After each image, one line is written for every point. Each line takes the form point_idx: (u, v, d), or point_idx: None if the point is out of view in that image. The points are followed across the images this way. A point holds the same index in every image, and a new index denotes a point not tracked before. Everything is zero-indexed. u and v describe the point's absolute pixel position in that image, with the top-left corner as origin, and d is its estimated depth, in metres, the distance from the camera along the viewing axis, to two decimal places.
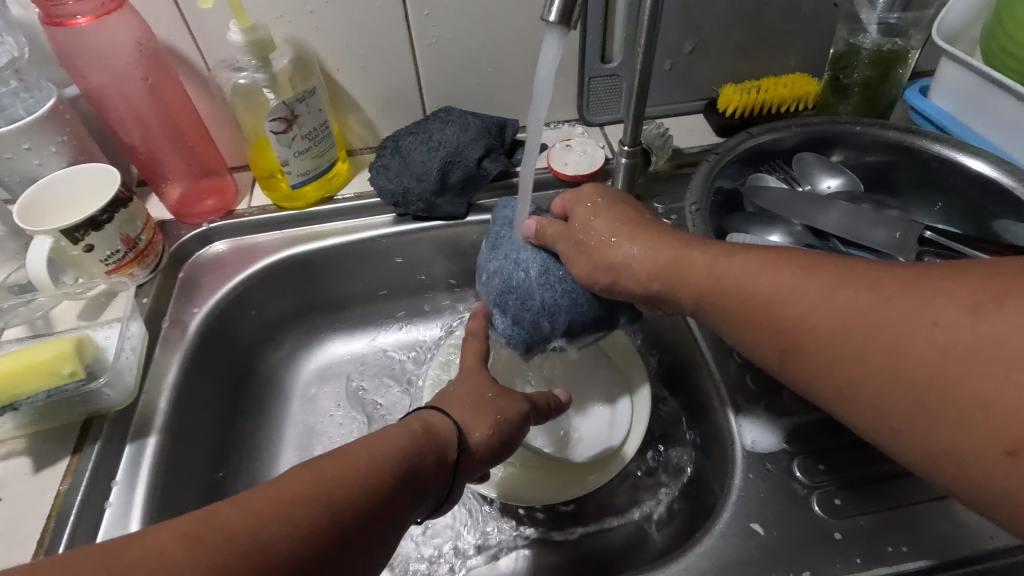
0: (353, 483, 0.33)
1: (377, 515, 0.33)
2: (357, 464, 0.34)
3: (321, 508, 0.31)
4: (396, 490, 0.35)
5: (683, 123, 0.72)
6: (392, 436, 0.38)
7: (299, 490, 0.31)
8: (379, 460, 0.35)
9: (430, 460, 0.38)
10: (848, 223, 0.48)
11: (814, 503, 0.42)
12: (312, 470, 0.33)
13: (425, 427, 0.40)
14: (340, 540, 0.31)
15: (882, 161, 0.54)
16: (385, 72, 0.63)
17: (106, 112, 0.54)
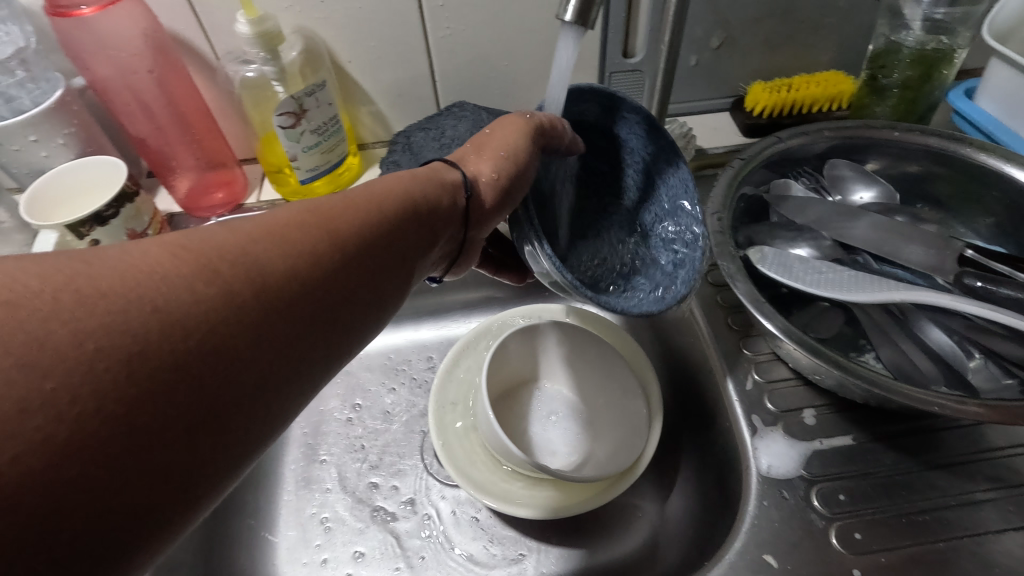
0: (282, 281, 0.26)
1: (308, 303, 0.27)
2: (285, 248, 0.27)
3: (229, 308, 0.24)
4: (338, 288, 0.29)
5: (707, 121, 0.68)
6: (327, 210, 0.30)
7: (215, 263, 0.24)
8: (312, 249, 0.28)
9: (382, 258, 0.31)
10: (880, 237, 0.45)
11: (831, 536, 0.40)
12: (232, 237, 0.26)
13: (383, 215, 0.32)
14: (261, 347, 0.25)
15: (921, 171, 0.50)
16: (397, 64, 0.61)
17: (113, 103, 0.54)
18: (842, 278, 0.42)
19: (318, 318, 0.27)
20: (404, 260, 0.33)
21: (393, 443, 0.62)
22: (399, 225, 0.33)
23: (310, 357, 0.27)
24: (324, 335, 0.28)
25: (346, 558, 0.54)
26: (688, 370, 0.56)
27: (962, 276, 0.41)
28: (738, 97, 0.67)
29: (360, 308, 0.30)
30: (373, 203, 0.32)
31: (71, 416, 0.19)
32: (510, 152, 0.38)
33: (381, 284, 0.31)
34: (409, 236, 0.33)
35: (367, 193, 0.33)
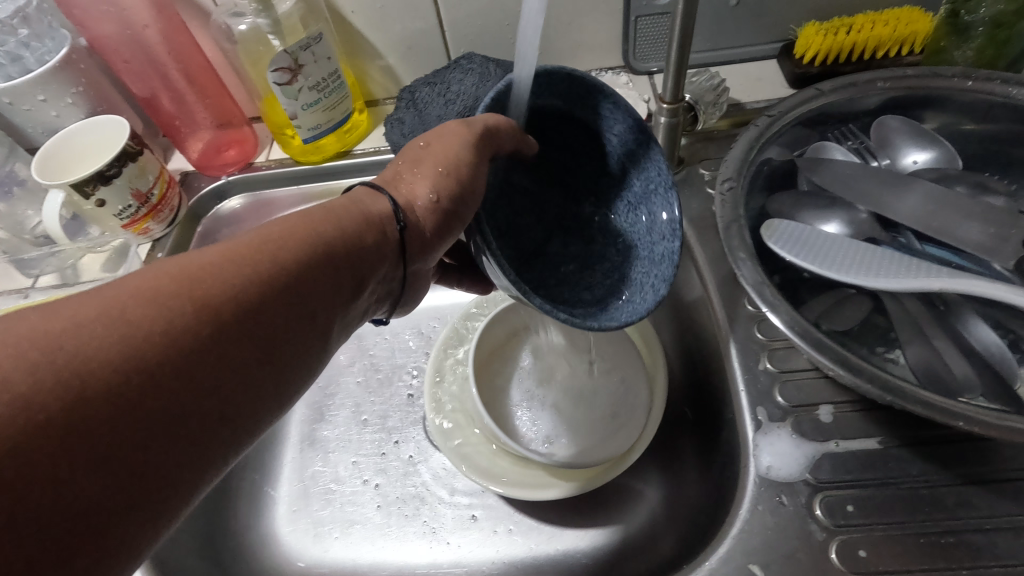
0: (121, 372, 0.21)
1: (168, 402, 0.22)
2: (123, 330, 0.22)
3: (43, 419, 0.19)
4: (213, 375, 0.24)
5: (749, 71, 0.60)
6: (194, 272, 0.24)
7: (6, 372, 0.19)
8: (172, 331, 0.23)
9: (279, 324, 0.26)
10: (930, 211, 0.38)
11: (832, 551, 0.35)
12: (42, 327, 0.21)
13: (281, 263, 0.27)
14: (97, 476, 0.20)
15: (996, 131, 0.42)
16: (402, 12, 0.57)
17: (112, 61, 0.54)
18: (869, 260, 0.36)
19: (184, 418, 0.23)
20: (314, 321, 0.28)
21: (397, 409, 0.61)
22: (303, 271, 0.28)
23: (182, 467, 0.22)
24: (200, 436, 0.23)
25: (342, 519, 0.55)
26: (701, 351, 0.51)
27: None
28: (788, 42, 0.59)
29: (251, 395, 0.25)
30: (267, 254, 0.27)
31: None
32: (449, 166, 0.33)
33: (281, 357, 0.26)
34: (319, 281, 0.28)
35: (259, 240, 0.27)
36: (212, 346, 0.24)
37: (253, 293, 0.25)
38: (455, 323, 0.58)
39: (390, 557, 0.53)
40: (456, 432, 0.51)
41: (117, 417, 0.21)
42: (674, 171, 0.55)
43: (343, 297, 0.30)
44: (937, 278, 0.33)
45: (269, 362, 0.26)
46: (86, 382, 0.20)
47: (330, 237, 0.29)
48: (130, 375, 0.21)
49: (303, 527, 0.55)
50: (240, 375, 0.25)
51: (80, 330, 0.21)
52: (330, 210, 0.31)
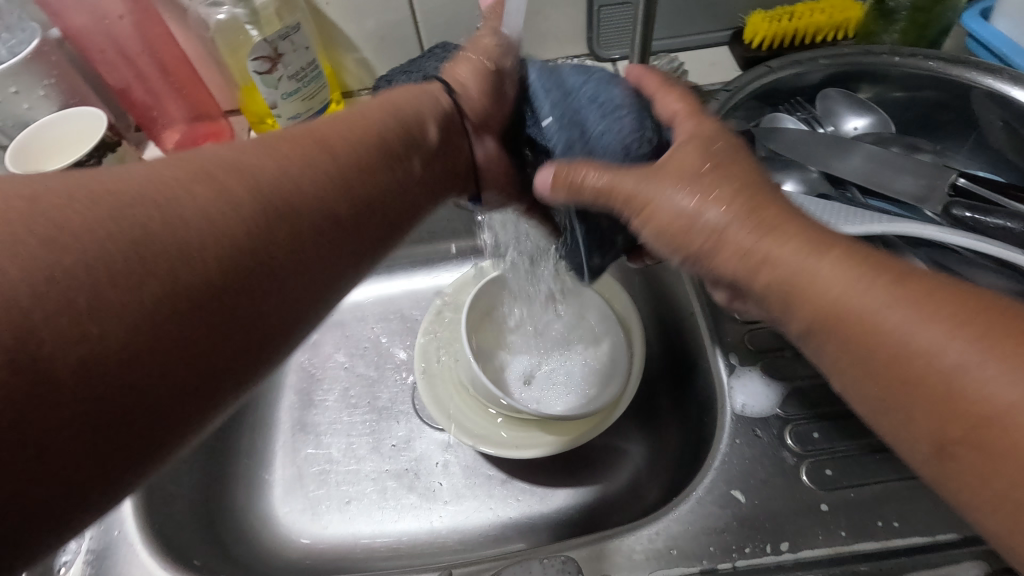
0: (291, 189, 0.29)
1: (293, 263, 0.29)
2: (298, 159, 0.30)
3: (247, 218, 0.27)
4: (265, 263, 0.27)
5: (704, 57, 0.65)
6: (323, 133, 0.33)
7: (208, 170, 0.27)
8: (308, 180, 0.30)
9: (325, 234, 0.30)
10: (870, 169, 0.43)
11: (802, 473, 0.40)
12: (241, 153, 0.29)
13: (380, 124, 0.36)
14: (172, 349, 0.24)
15: (920, 99, 0.48)
16: (375, 5, 0.59)
17: (89, 52, 0.54)
18: (824, 210, 0.41)
19: (226, 301, 0.26)
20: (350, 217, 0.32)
21: (386, 389, 0.63)
22: (387, 131, 0.36)
23: (232, 351, 0.26)
24: (243, 327, 0.26)
25: (339, 497, 0.57)
26: (674, 314, 0.56)
27: (949, 206, 0.39)
28: (737, 29, 0.64)
29: (333, 256, 0.31)
30: (369, 125, 0.35)
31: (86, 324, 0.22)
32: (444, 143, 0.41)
33: (309, 254, 0.29)
34: (342, 177, 0.32)
35: (298, 144, 0.31)
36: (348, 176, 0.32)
37: (368, 147, 0.34)
38: (440, 301, 0.61)
39: (388, 527, 0.54)
40: (454, 404, 0.53)
41: (280, 251, 0.28)
42: None
43: (417, 170, 0.37)
44: (881, 222, 0.38)
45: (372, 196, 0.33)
46: (276, 194, 0.28)
47: (398, 120, 0.37)
48: (292, 201, 0.29)
49: (301, 507, 0.56)
50: (352, 203, 0.32)
51: (273, 147, 0.30)
52: (359, 113, 0.36)
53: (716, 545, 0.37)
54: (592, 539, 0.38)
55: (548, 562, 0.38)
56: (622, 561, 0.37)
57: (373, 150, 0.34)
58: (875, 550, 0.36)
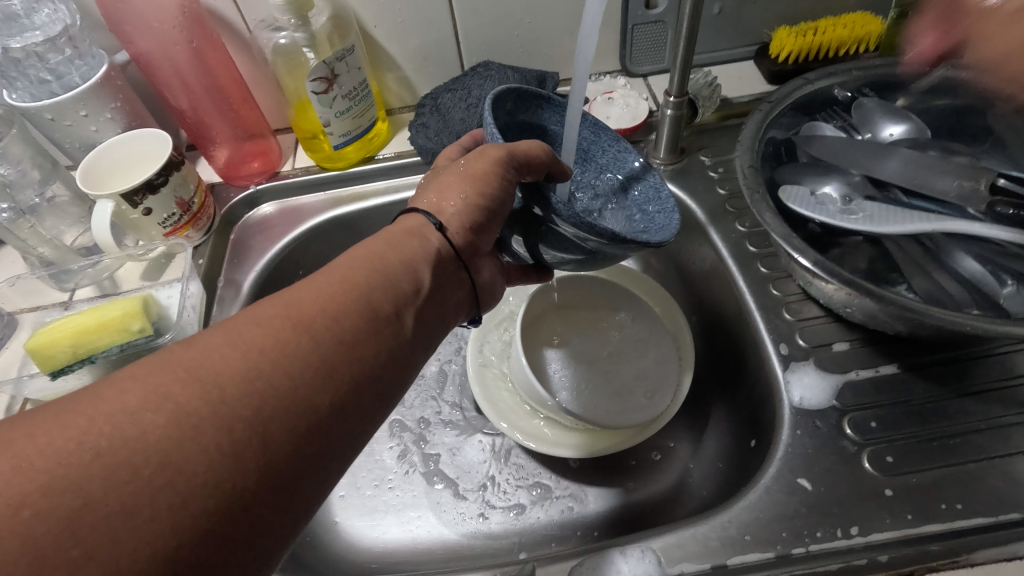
0: (266, 402, 0.26)
1: (281, 482, 0.26)
2: (274, 364, 0.27)
3: (213, 446, 0.25)
4: (333, 393, 0.29)
5: (732, 70, 0.68)
6: (299, 310, 0.30)
7: (185, 389, 0.25)
8: (289, 366, 0.28)
9: (308, 440, 0.27)
10: (912, 172, 0.45)
11: (864, 460, 0.41)
12: (220, 360, 0.27)
13: (367, 280, 0.32)
14: (262, 487, 0.26)
15: (949, 106, 0.51)
16: (422, 26, 0.62)
17: (155, 76, 0.56)
18: (876, 210, 0.44)
19: (310, 431, 0.28)
20: (409, 328, 0.33)
21: (434, 398, 0.64)
22: (370, 283, 0.32)
23: (316, 467, 0.28)
24: (331, 442, 0.28)
25: (395, 503, 0.58)
26: (719, 316, 0.58)
27: (993, 204, 0.42)
28: (763, 44, 0.67)
29: (324, 458, 0.28)
30: (356, 285, 0.32)
31: None
32: (481, 200, 0.36)
33: (374, 380, 0.30)
34: (400, 308, 0.33)
35: (272, 333, 0.28)
36: (334, 365, 0.29)
37: (363, 320, 0.31)
38: (490, 306, 0.63)
39: (443, 533, 0.55)
40: (507, 406, 0.56)
41: (269, 476, 0.26)
42: (678, 159, 0.62)
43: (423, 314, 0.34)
44: (928, 221, 0.41)
45: (360, 376, 0.30)
46: (253, 406, 0.26)
47: (392, 261, 0.34)
48: (268, 412, 0.26)
49: (359, 513, 0.57)
50: (334, 391, 0.29)
51: (259, 347, 0.28)
52: (387, 245, 0.35)
53: (787, 531, 0.39)
54: (667, 529, 0.40)
55: (629, 553, 0.39)
56: (698, 549, 0.39)
57: (421, 292, 0.34)
58: (941, 531, 0.38)
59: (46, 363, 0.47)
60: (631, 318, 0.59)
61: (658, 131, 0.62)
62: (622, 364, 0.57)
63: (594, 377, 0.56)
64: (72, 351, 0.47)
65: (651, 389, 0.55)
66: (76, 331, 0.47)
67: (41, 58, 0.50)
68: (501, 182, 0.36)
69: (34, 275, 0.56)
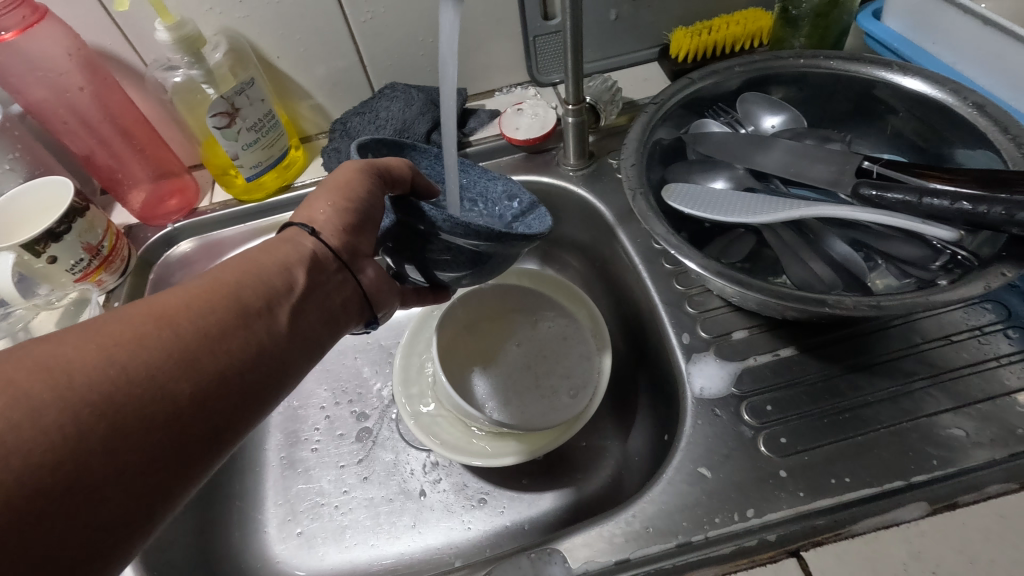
0: (125, 386, 0.27)
1: (136, 465, 0.27)
2: (138, 351, 0.28)
3: (62, 423, 0.25)
4: (194, 383, 0.30)
5: (637, 73, 0.70)
6: (165, 307, 0.31)
7: (41, 371, 0.26)
8: (151, 352, 0.29)
9: (167, 428, 0.28)
10: (789, 161, 0.47)
11: (760, 444, 0.43)
12: (80, 348, 0.27)
13: (238, 280, 0.34)
14: (111, 470, 0.26)
15: (827, 94, 0.53)
16: (325, 54, 0.63)
17: (51, 124, 0.56)
18: (753, 201, 0.45)
19: (168, 420, 0.28)
20: (284, 326, 0.34)
21: (370, 420, 0.64)
22: (242, 282, 0.34)
23: (176, 457, 0.29)
24: (192, 432, 0.29)
25: (332, 528, 0.57)
26: (636, 316, 0.59)
27: (858, 186, 0.43)
28: (664, 45, 0.69)
29: (184, 448, 0.29)
30: (225, 286, 0.33)
31: None
32: (349, 202, 0.38)
33: (240, 374, 0.32)
34: (272, 303, 0.34)
35: (135, 325, 0.29)
36: (199, 355, 0.30)
37: (233, 313, 0.32)
38: (416, 324, 0.63)
39: (380, 554, 0.55)
40: (435, 421, 0.56)
41: (121, 457, 0.27)
42: (588, 164, 0.63)
43: (300, 310, 0.35)
44: (799, 208, 0.43)
45: (227, 366, 0.31)
46: (110, 388, 0.27)
47: (267, 264, 0.35)
48: (123, 394, 0.27)
49: (296, 542, 0.57)
50: (198, 380, 0.30)
51: (121, 336, 0.29)
52: (261, 252, 0.36)
53: (688, 521, 0.40)
54: (575, 530, 0.41)
55: (536, 555, 0.40)
56: (603, 546, 0.40)
57: (294, 289, 0.35)
58: (831, 505, 0.39)
59: None
60: (551, 318, 0.60)
61: (565, 139, 0.63)
62: (544, 363, 0.58)
63: (517, 379, 0.57)
64: None
65: (570, 380, 0.56)
66: None
67: None
68: (365, 185, 0.39)
69: None
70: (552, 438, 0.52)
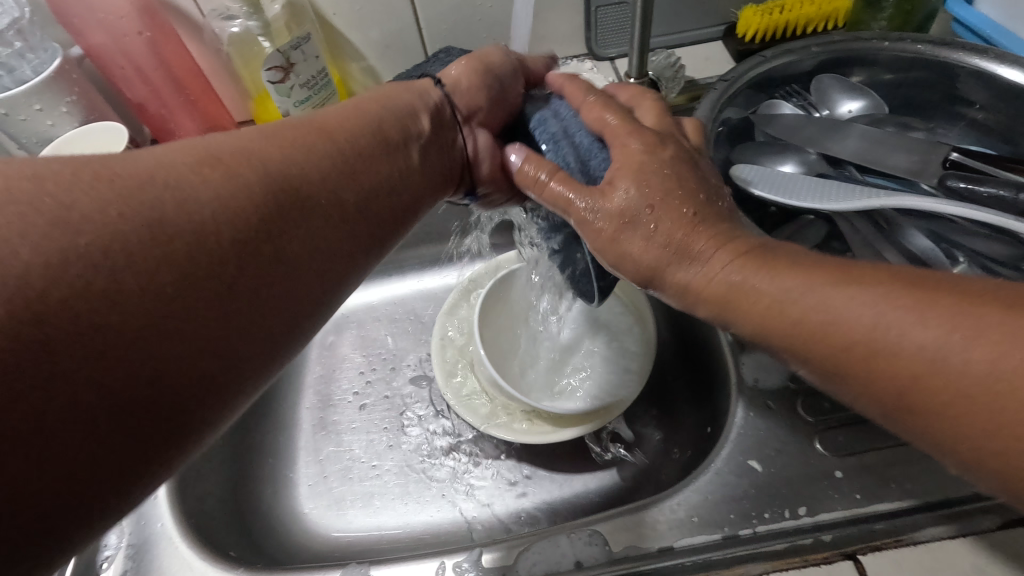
0: (293, 183, 0.32)
1: (276, 264, 0.30)
2: (307, 151, 0.33)
3: (245, 208, 0.29)
4: (325, 170, 0.34)
5: (699, 52, 0.67)
6: (331, 121, 0.36)
7: (230, 166, 0.30)
8: (314, 167, 0.33)
9: (319, 225, 0.32)
10: (866, 148, 0.45)
11: (815, 441, 0.41)
12: (256, 145, 0.32)
13: (373, 113, 0.38)
14: (263, 238, 0.30)
15: (911, 81, 0.50)
16: (382, 15, 0.62)
17: (109, 69, 0.56)
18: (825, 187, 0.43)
19: (325, 213, 0.33)
20: (388, 220, 0.37)
21: (404, 387, 0.64)
22: (385, 124, 0.38)
23: (309, 287, 0.32)
24: (312, 270, 0.32)
25: (362, 492, 0.57)
26: (684, 304, 0.57)
27: (945, 179, 0.41)
28: (730, 24, 0.66)
29: (322, 268, 0.33)
30: (368, 116, 0.38)
31: (112, 312, 0.23)
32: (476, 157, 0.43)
33: (372, 196, 0.36)
34: (407, 140, 0.39)
35: (304, 133, 0.34)
36: (347, 180, 0.35)
37: (383, 138, 0.38)
38: (455, 296, 0.63)
39: (409, 521, 0.55)
40: (474, 395, 0.55)
41: (266, 242, 0.30)
42: None
43: (415, 155, 0.39)
44: (879, 197, 0.40)
45: (371, 184, 0.36)
46: (275, 180, 0.31)
47: (396, 102, 0.40)
48: (291, 189, 0.31)
49: (324, 502, 0.57)
50: (338, 196, 0.34)
51: (292, 139, 0.33)
52: (392, 93, 0.41)
53: (735, 513, 0.39)
54: (617, 512, 0.40)
55: (575, 535, 0.39)
56: (645, 530, 0.39)
57: (389, 222, 0.37)
58: (889, 510, 0.37)
59: None
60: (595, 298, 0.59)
61: None
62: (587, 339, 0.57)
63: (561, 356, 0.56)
64: None
65: (616, 361, 0.55)
66: None
67: None
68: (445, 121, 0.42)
69: None
70: (597, 416, 0.50)
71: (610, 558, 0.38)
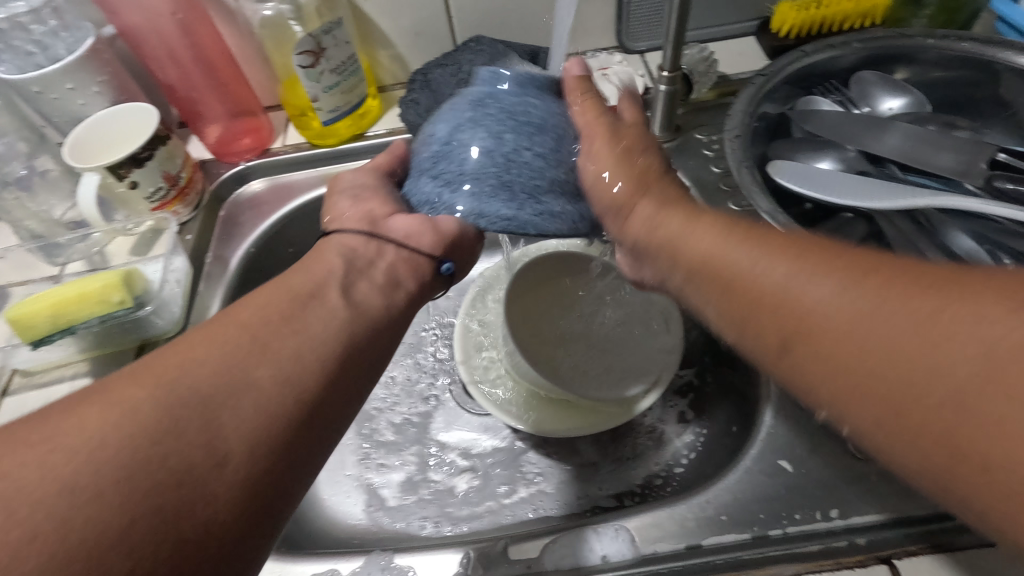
0: (222, 368, 0.32)
1: (273, 432, 0.31)
2: (226, 343, 0.33)
3: (172, 406, 0.29)
4: (263, 334, 0.35)
5: (731, 46, 0.66)
6: (289, 291, 0.38)
7: (160, 375, 0.30)
8: (242, 343, 0.33)
9: (288, 381, 0.33)
10: (908, 146, 0.44)
11: (849, 443, 0.40)
12: (186, 354, 0.32)
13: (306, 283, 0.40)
14: (251, 430, 0.30)
15: (954, 79, 0.49)
16: (413, 1, 0.61)
17: (141, 50, 0.56)
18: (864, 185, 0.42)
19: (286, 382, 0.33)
20: (346, 341, 0.37)
21: (423, 377, 0.64)
22: (321, 287, 0.40)
23: (296, 422, 0.32)
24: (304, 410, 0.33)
25: (380, 480, 0.57)
26: None
27: (994, 178, 0.41)
28: (764, 19, 0.65)
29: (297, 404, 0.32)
30: (295, 292, 0.38)
31: (102, 492, 0.25)
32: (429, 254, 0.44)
33: (324, 342, 0.36)
34: (326, 295, 0.39)
35: (218, 331, 0.34)
36: (290, 338, 0.35)
37: (319, 301, 0.38)
38: (478, 287, 0.62)
39: (429, 512, 0.54)
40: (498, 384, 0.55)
41: (247, 446, 0.30)
42: (672, 138, 0.60)
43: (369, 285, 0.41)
44: (923, 197, 0.39)
45: (312, 348, 0.35)
46: (225, 365, 0.32)
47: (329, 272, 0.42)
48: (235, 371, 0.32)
49: (342, 490, 0.57)
50: (275, 371, 0.33)
51: (238, 323, 0.35)
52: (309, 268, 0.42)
53: (765, 513, 0.38)
54: (643, 510, 0.39)
55: (602, 531, 0.39)
56: (673, 529, 0.38)
57: (338, 274, 0.41)
58: (925, 516, 0.37)
59: (26, 331, 0.47)
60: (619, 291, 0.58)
61: (652, 110, 0.60)
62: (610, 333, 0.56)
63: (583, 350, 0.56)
64: (51, 320, 0.47)
65: (639, 358, 0.54)
66: (57, 300, 0.47)
67: (26, 29, 0.51)
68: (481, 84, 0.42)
69: (26, 248, 0.57)
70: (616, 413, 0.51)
71: (637, 555, 0.37)
